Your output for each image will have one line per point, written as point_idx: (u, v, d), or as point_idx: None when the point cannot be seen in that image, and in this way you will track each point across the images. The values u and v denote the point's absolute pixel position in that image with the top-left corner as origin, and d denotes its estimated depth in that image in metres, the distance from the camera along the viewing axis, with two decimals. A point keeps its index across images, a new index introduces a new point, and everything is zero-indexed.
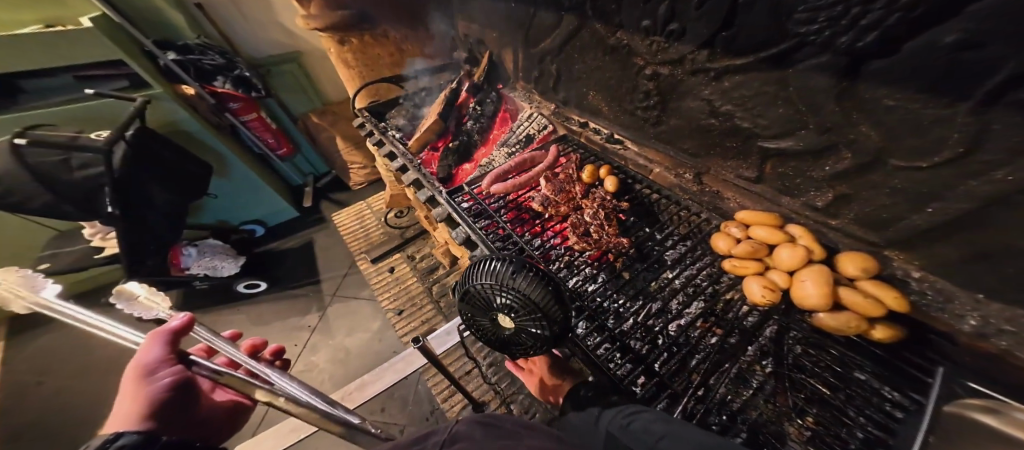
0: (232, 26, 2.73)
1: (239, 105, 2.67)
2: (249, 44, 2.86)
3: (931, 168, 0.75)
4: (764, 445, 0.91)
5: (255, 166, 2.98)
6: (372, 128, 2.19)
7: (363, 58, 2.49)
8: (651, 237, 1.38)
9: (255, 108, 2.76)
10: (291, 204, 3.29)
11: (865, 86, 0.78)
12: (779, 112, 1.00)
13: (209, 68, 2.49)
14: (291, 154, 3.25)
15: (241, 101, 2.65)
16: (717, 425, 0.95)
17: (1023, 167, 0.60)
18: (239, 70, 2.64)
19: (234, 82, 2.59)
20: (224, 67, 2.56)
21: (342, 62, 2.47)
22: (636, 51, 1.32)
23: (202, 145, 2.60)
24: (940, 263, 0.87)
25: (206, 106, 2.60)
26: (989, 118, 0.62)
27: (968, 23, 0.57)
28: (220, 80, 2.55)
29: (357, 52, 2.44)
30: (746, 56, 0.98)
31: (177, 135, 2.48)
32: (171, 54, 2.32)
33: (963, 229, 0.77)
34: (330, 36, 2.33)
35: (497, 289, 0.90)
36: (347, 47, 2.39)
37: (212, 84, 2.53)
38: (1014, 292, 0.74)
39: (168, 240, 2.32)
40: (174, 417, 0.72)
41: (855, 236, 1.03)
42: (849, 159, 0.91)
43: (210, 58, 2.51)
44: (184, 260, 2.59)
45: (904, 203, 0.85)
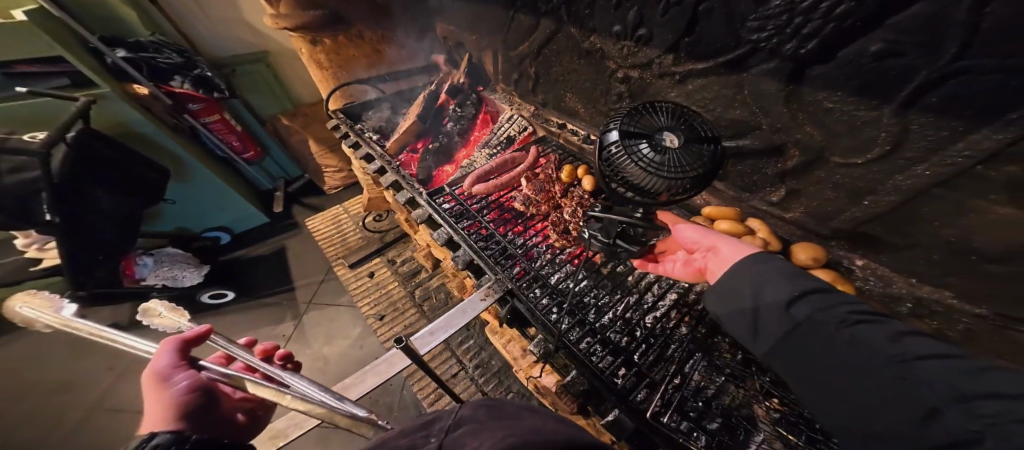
0: (190, 22, 2.56)
1: (200, 106, 2.51)
2: (210, 42, 2.69)
3: (864, 165, 0.84)
4: (737, 428, 0.95)
5: (218, 169, 2.81)
6: (347, 129, 2.11)
7: (336, 59, 2.41)
8: None
9: (217, 109, 2.60)
10: (260, 209, 3.13)
11: (808, 90, 0.86)
12: (735, 113, 1.07)
13: (166, 67, 2.28)
14: (259, 157, 3.10)
15: (201, 101, 2.48)
16: (694, 411, 0.98)
17: (936, 163, 0.69)
18: (199, 70, 2.45)
19: (193, 83, 2.39)
20: (182, 66, 2.36)
21: (314, 63, 2.39)
22: (608, 54, 1.37)
23: (157, 147, 2.41)
24: (877, 252, 0.96)
25: (161, 106, 2.44)
26: (908, 119, 0.70)
27: (889, 34, 0.65)
28: (178, 80, 2.33)
29: (330, 53, 2.36)
30: (707, 61, 1.05)
31: (130, 136, 2.31)
32: (120, 51, 2.13)
33: (893, 219, 0.86)
34: (301, 36, 2.23)
35: (659, 114, 0.78)
36: (320, 47, 2.31)
37: (169, 84, 2.32)
38: (938, 273, 0.84)
39: (117, 248, 2.17)
40: (206, 417, 0.72)
41: (803, 229, 1.12)
42: (797, 157, 0.98)
43: (166, 56, 2.31)
44: (138, 271, 2.39)
45: (844, 197, 0.94)
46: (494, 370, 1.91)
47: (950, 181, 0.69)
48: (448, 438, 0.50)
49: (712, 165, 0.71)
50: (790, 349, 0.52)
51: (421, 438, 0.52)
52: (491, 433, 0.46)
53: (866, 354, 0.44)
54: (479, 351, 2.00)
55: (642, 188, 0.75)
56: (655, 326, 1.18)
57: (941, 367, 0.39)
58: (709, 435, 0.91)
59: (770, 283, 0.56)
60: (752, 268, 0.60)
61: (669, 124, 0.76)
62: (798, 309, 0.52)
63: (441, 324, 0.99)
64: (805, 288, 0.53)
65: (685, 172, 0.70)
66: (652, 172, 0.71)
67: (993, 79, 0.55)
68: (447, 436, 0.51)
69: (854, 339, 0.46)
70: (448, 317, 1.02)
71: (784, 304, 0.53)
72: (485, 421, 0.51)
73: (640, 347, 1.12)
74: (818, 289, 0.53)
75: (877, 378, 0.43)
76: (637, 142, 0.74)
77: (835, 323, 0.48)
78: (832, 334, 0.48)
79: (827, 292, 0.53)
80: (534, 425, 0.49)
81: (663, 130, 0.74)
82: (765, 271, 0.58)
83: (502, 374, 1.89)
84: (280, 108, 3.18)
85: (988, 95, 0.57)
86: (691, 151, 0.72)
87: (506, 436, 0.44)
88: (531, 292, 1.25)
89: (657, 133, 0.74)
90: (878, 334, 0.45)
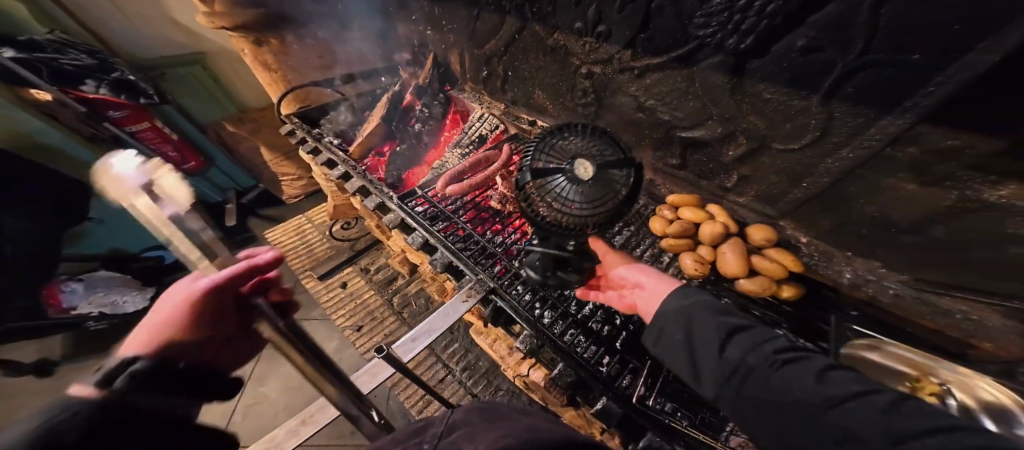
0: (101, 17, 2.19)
1: (124, 114, 2.21)
2: (133, 43, 2.35)
3: (800, 150, 0.91)
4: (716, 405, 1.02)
5: None
6: (303, 135, 1.96)
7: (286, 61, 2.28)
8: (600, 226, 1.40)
9: (147, 116, 2.31)
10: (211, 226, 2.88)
11: (749, 82, 0.91)
12: (690, 105, 1.12)
13: (71, 69, 2.00)
14: (202, 168, 2.80)
15: (125, 108, 2.20)
16: (675, 391, 1.04)
17: (856, 146, 0.78)
18: (118, 72, 2.21)
19: (111, 86, 2.15)
20: (95, 68, 2.11)
21: (258, 63, 2.25)
22: (572, 51, 1.39)
23: None
24: (818, 229, 1.04)
25: (72, 114, 2.03)
26: (831, 108, 0.78)
27: (811, 32, 0.71)
28: (90, 84, 2.07)
29: (278, 54, 2.24)
30: (661, 56, 1.09)
31: None
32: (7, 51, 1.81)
33: (827, 198, 0.95)
34: (243, 36, 2.08)
35: (573, 140, 0.77)
36: (265, 48, 2.18)
37: (80, 88, 2.03)
38: (864, 245, 0.95)
39: None
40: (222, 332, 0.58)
41: (756, 211, 1.18)
42: (744, 144, 1.05)
43: (71, 57, 2.03)
44: (66, 299, 2.21)
45: (787, 180, 1.01)
46: (482, 371, 1.90)
47: (868, 162, 0.79)
48: (440, 444, 0.50)
49: (628, 191, 0.70)
50: (736, 394, 0.50)
51: (415, 445, 0.51)
52: (485, 434, 0.46)
53: (801, 394, 0.43)
54: (465, 353, 1.98)
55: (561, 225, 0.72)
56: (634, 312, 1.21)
57: (869, 406, 0.39)
58: (692, 413, 0.99)
59: (700, 323, 0.57)
60: (678, 307, 0.62)
61: (583, 151, 0.74)
62: (730, 351, 0.53)
63: (422, 330, 0.97)
64: (731, 327, 0.55)
65: (598, 206, 0.69)
66: (565, 207, 0.71)
67: (888, 72, 0.64)
68: (439, 443, 0.50)
69: (786, 381, 0.45)
70: (427, 320, 1.00)
71: (717, 346, 0.54)
72: (478, 424, 0.52)
73: (620, 333, 1.16)
74: (743, 326, 0.55)
75: (819, 426, 0.40)
76: (552, 176, 0.73)
77: (766, 367, 0.48)
78: (767, 377, 0.47)
79: (750, 331, 0.54)
80: (532, 425, 0.50)
81: (577, 158, 0.72)
82: (692, 307, 0.60)
83: (491, 374, 1.88)
84: (222, 115, 2.83)
85: (887, 85, 0.66)
86: (604, 179, 0.70)
87: (502, 437, 0.44)
88: (514, 289, 1.25)
89: (569, 162, 0.72)
90: (805, 373, 0.45)
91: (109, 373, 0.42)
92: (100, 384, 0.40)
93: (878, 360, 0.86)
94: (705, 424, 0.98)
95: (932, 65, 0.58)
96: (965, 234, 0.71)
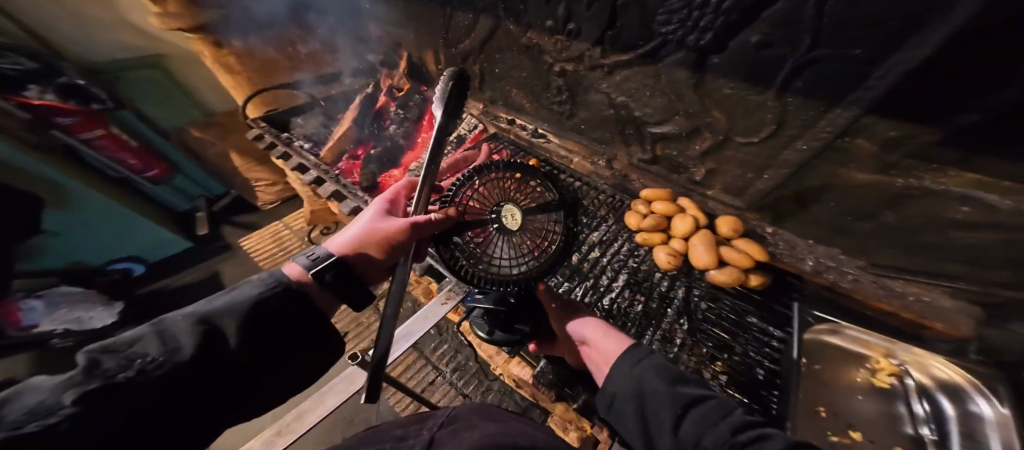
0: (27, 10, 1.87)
1: (74, 120, 1.95)
2: (81, 46, 2.05)
3: (759, 143, 0.94)
4: None
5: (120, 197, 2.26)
6: (273, 139, 1.91)
7: (251, 63, 2.18)
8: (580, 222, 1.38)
9: (100, 122, 2.07)
10: (180, 234, 2.66)
11: (710, 77, 0.93)
12: (658, 101, 1.13)
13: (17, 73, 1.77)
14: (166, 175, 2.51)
15: (76, 116, 1.95)
16: None
17: (809, 138, 0.81)
18: (65, 76, 1.97)
19: (58, 90, 1.90)
20: (38, 72, 1.86)
21: (222, 68, 2.14)
22: (544, 49, 1.37)
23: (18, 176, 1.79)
24: (782, 218, 1.08)
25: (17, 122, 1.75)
26: (785, 101, 0.80)
27: (765, 28, 0.73)
28: (34, 89, 1.83)
29: (241, 56, 2.13)
30: (628, 53, 1.10)
31: None
32: None
33: (788, 189, 0.97)
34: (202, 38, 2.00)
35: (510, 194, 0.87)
36: (228, 49, 2.09)
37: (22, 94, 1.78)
38: (823, 232, 0.99)
39: None
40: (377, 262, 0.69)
41: (725, 204, 1.20)
42: (709, 139, 1.07)
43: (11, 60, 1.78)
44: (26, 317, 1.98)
45: (750, 172, 1.03)
46: (472, 371, 1.82)
47: (822, 154, 0.82)
48: (441, 431, 0.55)
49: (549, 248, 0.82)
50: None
51: (416, 431, 0.57)
52: (480, 429, 0.52)
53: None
54: (455, 354, 1.88)
55: (498, 264, 0.80)
56: (613, 308, 1.15)
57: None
58: None
59: (655, 394, 0.54)
60: (630, 376, 0.60)
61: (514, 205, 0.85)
62: (685, 431, 0.49)
63: (399, 334, 0.98)
64: (688, 400, 0.52)
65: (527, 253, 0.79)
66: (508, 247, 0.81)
67: (832, 67, 0.67)
68: (439, 429, 0.55)
69: None
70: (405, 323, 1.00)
71: (671, 425, 0.50)
72: (476, 421, 0.57)
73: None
74: (698, 399, 0.52)
75: None
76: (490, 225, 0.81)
77: None
78: None
79: (706, 406, 0.51)
80: (523, 429, 0.55)
81: (503, 206, 0.82)
82: (647, 375, 0.58)
83: (481, 374, 1.81)
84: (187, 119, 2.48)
85: (831, 80, 0.69)
86: (527, 227, 0.84)
87: (495, 433, 0.50)
88: None
89: (496, 210, 0.82)
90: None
91: (312, 260, 0.58)
92: (302, 273, 0.56)
93: (841, 346, 0.89)
94: None
95: (870, 61, 0.61)
96: (913, 220, 0.75)
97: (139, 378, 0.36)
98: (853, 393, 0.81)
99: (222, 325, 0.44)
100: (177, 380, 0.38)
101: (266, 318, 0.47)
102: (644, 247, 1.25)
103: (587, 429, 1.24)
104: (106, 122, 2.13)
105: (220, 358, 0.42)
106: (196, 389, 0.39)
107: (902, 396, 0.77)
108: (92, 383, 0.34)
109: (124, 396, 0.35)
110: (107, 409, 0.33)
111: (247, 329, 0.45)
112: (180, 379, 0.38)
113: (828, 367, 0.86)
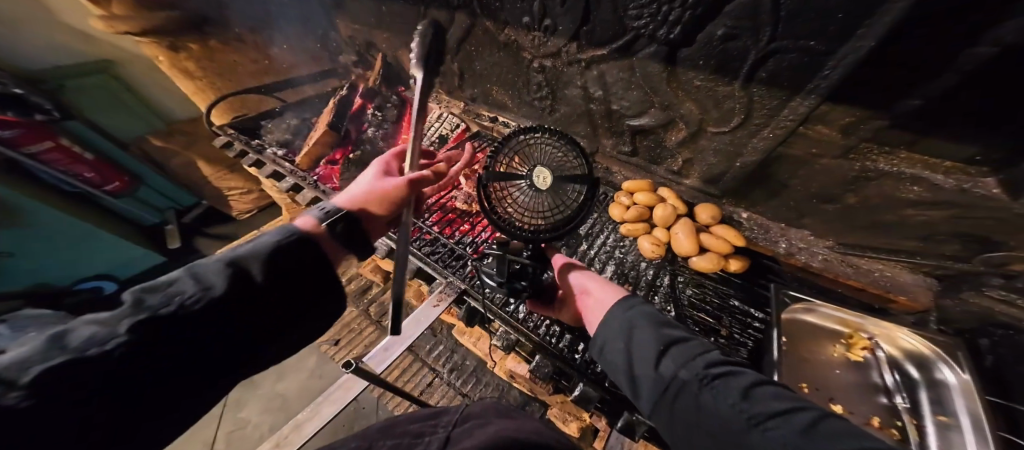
0: None
1: (13, 132, 1.49)
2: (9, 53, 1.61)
3: (730, 132, 0.96)
4: None
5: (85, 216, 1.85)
6: (242, 147, 1.79)
7: (212, 68, 2.06)
8: None
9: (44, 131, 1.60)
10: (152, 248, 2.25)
11: (681, 70, 0.95)
12: (633, 94, 1.13)
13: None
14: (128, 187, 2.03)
15: (18, 126, 1.51)
16: None
17: (774, 125, 0.84)
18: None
19: None
20: None
21: (178, 72, 2.00)
22: (523, 46, 1.36)
23: None
24: (754, 204, 1.11)
25: None
26: (750, 91, 0.83)
27: (728, 21, 0.75)
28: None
29: (202, 60, 2.01)
30: (603, 48, 1.10)
31: None
32: None
33: (759, 176, 1.01)
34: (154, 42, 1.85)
35: (544, 143, 0.75)
36: (185, 55, 1.96)
37: None
38: (791, 216, 1.03)
39: None
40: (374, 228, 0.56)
41: (703, 191, 1.22)
42: (683, 130, 1.08)
43: None
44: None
45: (723, 161, 1.06)
46: (469, 370, 1.82)
47: (787, 140, 0.85)
48: (456, 428, 0.54)
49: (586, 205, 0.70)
50: (670, 413, 0.43)
51: (431, 427, 0.56)
52: (492, 428, 0.52)
53: (726, 416, 0.37)
54: (451, 354, 1.88)
55: (504, 226, 0.69)
56: None
57: (790, 426, 0.34)
58: None
59: (640, 335, 0.51)
60: (621, 318, 0.56)
61: (546, 160, 0.74)
62: (665, 364, 0.45)
63: (393, 338, 0.96)
64: (670, 339, 0.48)
65: (553, 212, 0.71)
66: (524, 210, 0.71)
67: (791, 58, 0.70)
68: (454, 428, 0.55)
69: (712, 400, 0.39)
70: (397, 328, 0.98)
71: (652, 360, 0.47)
72: (490, 418, 0.57)
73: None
74: (681, 339, 0.49)
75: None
76: (518, 182, 0.72)
77: (695, 382, 0.42)
78: (694, 394, 0.41)
79: (685, 343, 0.48)
80: (528, 424, 0.55)
81: (536, 166, 0.72)
82: (636, 319, 0.54)
83: (479, 372, 1.81)
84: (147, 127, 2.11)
85: (790, 71, 0.72)
86: (558, 194, 0.71)
87: (505, 429, 0.51)
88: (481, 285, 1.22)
89: (528, 170, 0.72)
90: (733, 389, 0.39)
91: (326, 212, 0.48)
92: (316, 224, 0.46)
93: (814, 324, 0.83)
94: None
95: (825, 52, 0.64)
96: (873, 199, 0.80)
97: (182, 317, 0.32)
98: (833, 368, 0.78)
99: (254, 270, 0.38)
100: (225, 318, 0.34)
101: (302, 265, 0.41)
102: (629, 238, 1.24)
103: (585, 419, 1.27)
104: (49, 128, 1.64)
105: (257, 302, 0.37)
106: (234, 334, 0.35)
107: (873, 368, 0.75)
108: (141, 316, 0.30)
109: (169, 333, 0.31)
110: (158, 343, 0.30)
111: (279, 273, 0.39)
112: (218, 325, 0.33)
113: (804, 342, 0.81)
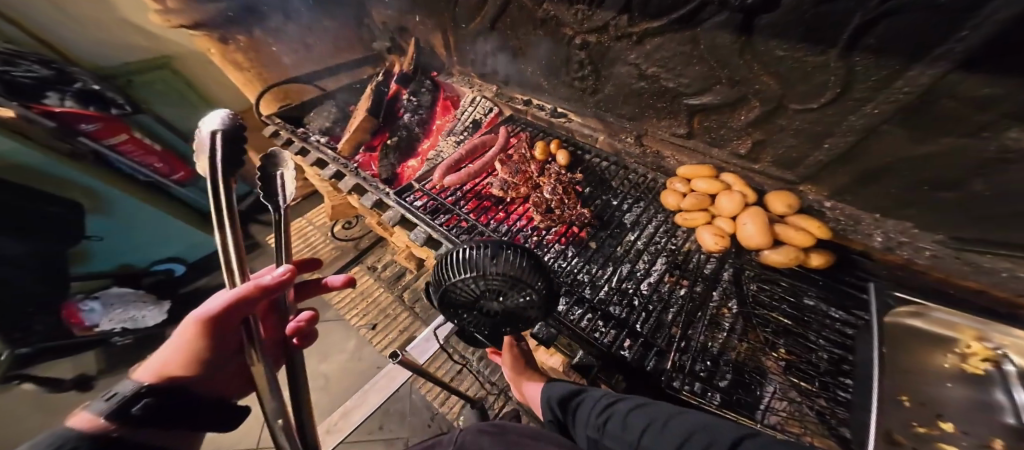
0: (37, 21, 1.61)
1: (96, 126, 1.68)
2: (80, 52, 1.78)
3: (820, 108, 0.84)
4: (749, 382, 0.87)
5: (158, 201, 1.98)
6: (289, 135, 1.82)
7: (256, 60, 2.08)
8: (609, 205, 1.30)
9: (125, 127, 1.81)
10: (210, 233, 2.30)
11: (759, 39, 0.83)
12: (695, 70, 1.02)
13: (31, 82, 1.53)
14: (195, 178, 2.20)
15: (99, 120, 1.69)
16: (703, 371, 0.89)
17: (883, 100, 0.72)
18: (80, 82, 1.69)
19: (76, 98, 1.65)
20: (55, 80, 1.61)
21: (229, 65, 2.04)
22: (563, 22, 1.27)
23: (59, 183, 1.59)
24: (842, 190, 0.99)
25: (43, 129, 1.50)
26: (852, 60, 0.72)
27: None
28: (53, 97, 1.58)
29: (248, 53, 2.03)
30: (661, 19, 1.00)
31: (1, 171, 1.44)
32: None
33: (853, 159, 0.89)
34: (206, 36, 1.88)
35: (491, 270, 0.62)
36: (233, 46, 1.97)
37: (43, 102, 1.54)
38: (895, 205, 0.91)
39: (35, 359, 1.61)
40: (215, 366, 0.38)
41: (775, 177, 1.11)
42: (758, 107, 0.97)
43: (24, 67, 1.54)
44: (87, 317, 1.79)
45: (806, 142, 0.95)
46: None
47: (898, 118, 0.73)
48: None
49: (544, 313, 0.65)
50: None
51: None
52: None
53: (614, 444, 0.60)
54: None
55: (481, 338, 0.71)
56: (652, 292, 1.05)
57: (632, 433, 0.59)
58: (723, 392, 0.84)
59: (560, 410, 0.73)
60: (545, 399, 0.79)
61: (498, 286, 0.61)
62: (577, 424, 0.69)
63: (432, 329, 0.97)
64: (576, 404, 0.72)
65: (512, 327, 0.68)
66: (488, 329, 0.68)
67: (913, 17, 0.59)
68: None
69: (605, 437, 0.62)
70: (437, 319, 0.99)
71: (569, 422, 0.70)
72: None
73: (640, 316, 1.00)
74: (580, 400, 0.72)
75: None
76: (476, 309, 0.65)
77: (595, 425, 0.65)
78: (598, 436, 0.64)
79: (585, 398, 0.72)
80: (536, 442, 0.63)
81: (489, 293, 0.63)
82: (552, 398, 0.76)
83: None
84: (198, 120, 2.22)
85: (910, 34, 0.61)
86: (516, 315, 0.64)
87: None
88: None
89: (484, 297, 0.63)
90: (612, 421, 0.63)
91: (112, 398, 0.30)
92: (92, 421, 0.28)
93: (925, 330, 0.74)
94: (741, 406, 0.83)
95: (965, 8, 0.52)
96: (1006, 188, 0.66)
97: None
98: (938, 378, 0.69)
99: None
100: None
101: None
102: (684, 228, 1.17)
103: None
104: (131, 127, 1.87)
105: None
106: None
107: (999, 382, 0.64)
108: None
109: None
110: None
111: None
112: None
113: (906, 348, 0.73)
